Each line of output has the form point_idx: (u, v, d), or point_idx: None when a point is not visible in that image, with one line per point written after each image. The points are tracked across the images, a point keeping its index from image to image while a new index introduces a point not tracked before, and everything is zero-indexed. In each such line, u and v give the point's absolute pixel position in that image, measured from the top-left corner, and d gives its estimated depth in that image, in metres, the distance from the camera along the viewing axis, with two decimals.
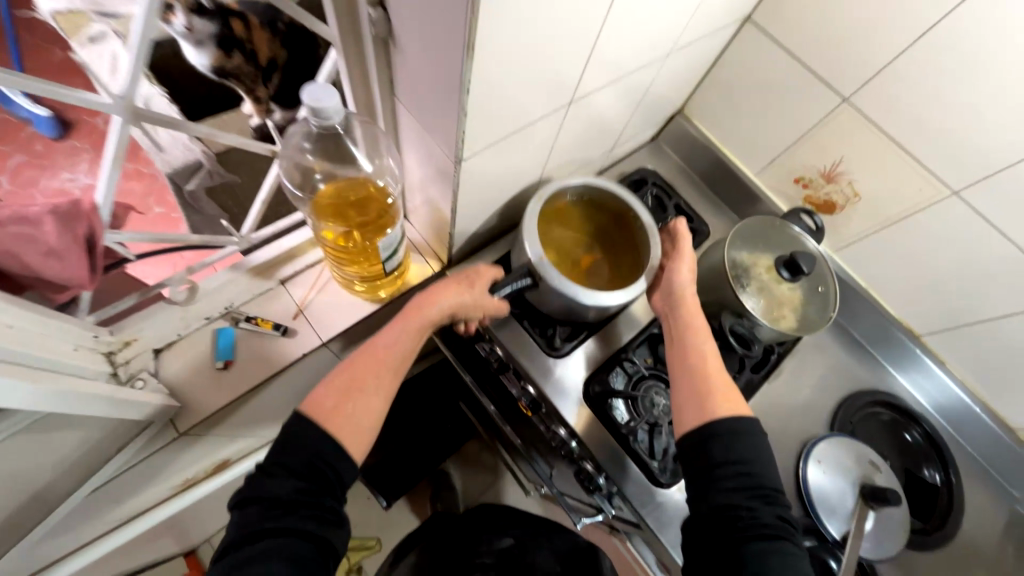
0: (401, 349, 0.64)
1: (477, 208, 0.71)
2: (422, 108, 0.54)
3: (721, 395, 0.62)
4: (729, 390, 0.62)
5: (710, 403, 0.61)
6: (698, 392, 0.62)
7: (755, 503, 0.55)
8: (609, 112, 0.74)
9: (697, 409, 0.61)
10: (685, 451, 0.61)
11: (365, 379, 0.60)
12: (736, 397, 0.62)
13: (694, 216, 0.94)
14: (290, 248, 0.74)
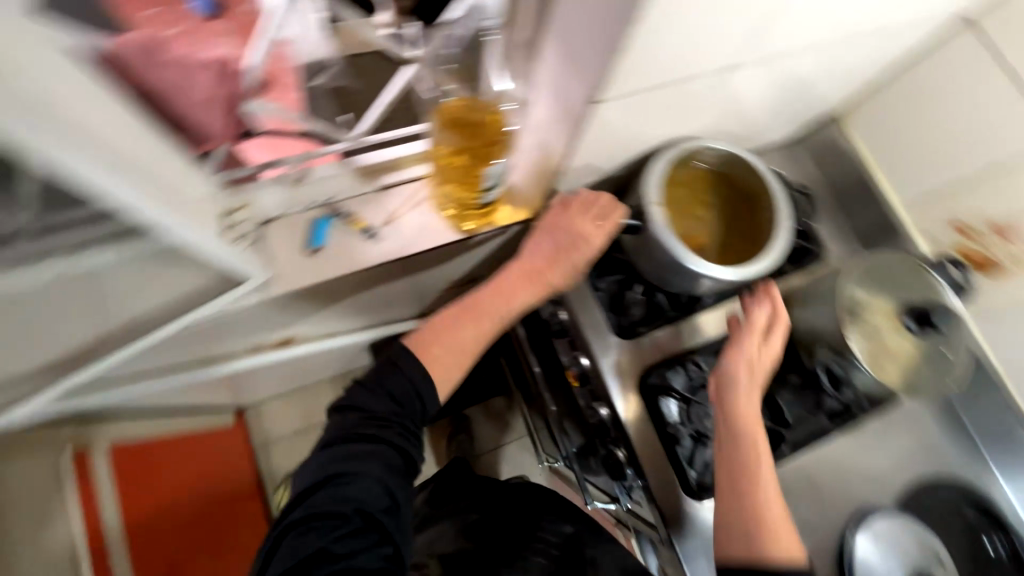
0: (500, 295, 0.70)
1: (589, 162, 0.68)
2: (571, 38, 0.51)
3: (776, 532, 0.60)
4: (782, 522, 0.60)
5: (761, 541, 0.60)
6: (757, 517, 0.60)
7: None
8: (762, 93, 0.67)
9: (743, 537, 0.61)
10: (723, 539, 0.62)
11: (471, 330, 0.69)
12: (787, 529, 0.60)
13: (813, 236, 0.84)
14: (397, 157, 0.76)
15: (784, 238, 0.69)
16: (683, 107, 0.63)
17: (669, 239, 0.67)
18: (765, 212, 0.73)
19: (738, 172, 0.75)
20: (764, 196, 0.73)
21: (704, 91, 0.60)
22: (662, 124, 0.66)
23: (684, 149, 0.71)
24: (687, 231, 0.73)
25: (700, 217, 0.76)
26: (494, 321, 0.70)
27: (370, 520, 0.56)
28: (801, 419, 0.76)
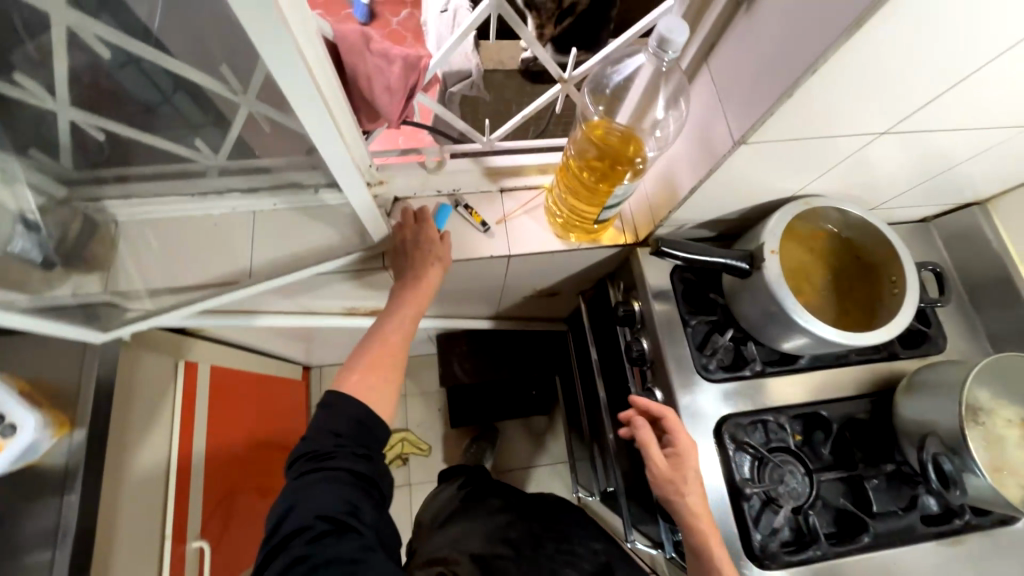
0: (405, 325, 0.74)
1: (709, 201, 0.69)
2: (732, 81, 0.53)
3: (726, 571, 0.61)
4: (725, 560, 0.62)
5: None
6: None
7: None
8: (907, 165, 0.65)
9: None
10: None
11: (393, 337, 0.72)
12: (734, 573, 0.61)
13: (932, 323, 0.79)
14: (522, 164, 0.83)
15: (908, 316, 0.67)
16: (823, 163, 0.63)
17: (779, 288, 0.66)
18: (889, 287, 0.71)
19: (865, 241, 0.74)
20: (890, 270, 0.72)
21: (850, 152, 0.60)
22: (794, 177, 0.66)
23: (814, 205, 0.71)
24: (800, 286, 0.72)
25: (817, 277, 0.73)
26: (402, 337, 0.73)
27: (334, 523, 0.56)
28: (886, 512, 0.70)
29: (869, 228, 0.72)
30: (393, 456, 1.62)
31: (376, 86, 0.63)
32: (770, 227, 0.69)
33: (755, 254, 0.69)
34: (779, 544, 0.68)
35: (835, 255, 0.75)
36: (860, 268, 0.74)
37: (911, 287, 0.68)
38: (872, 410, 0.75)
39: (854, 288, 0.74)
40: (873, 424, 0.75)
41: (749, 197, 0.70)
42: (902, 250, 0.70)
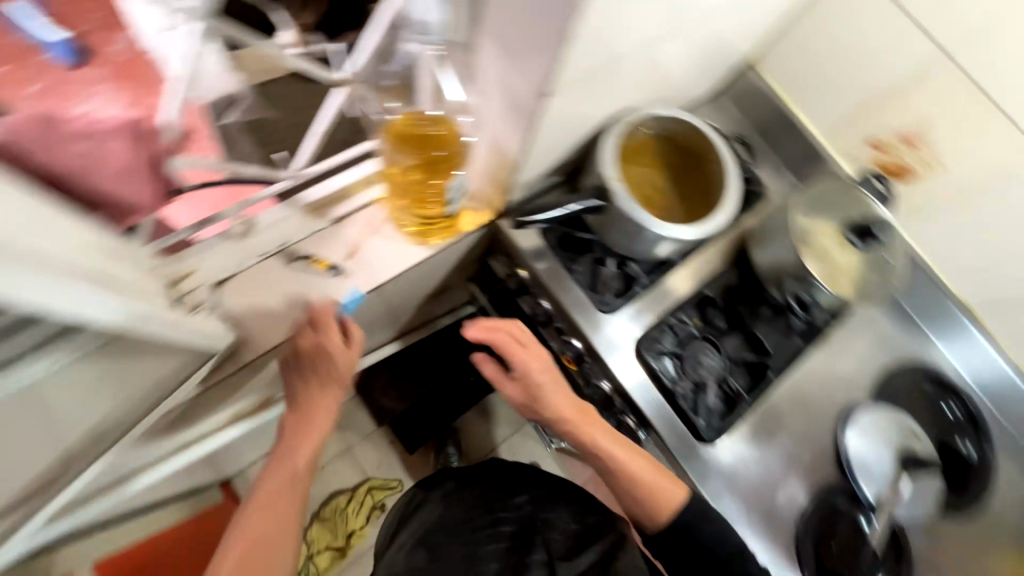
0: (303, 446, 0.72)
1: (543, 152, 0.68)
2: (514, 34, 0.50)
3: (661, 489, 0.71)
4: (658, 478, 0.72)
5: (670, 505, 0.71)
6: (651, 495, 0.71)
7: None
8: (688, 53, 0.70)
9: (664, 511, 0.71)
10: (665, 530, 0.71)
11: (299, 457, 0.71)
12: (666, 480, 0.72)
13: (756, 179, 0.87)
14: (342, 186, 0.73)
15: (734, 187, 0.74)
16: (624, 81, 0.64)
17: (633, 210, 0.70)
18: (713, 165, 0.78)
19: (681, 133, 0.79)
20: (710, 152, 0.78)
21: (641, 63, 0.62)
22: (608, 101, 0.67)
23: (631, 120, 0.74)
24: (647, 199, 0.77)
25: (657, 181, 0.79)
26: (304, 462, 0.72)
27: None
28: (779, 345, 0.82)
29: (680, 121, 0.77)
30: (368, 511, 1.50)
31: (105, 175, 0.47)
32: (603, 156, 0.71)
33: (602, 186, 0.72)
34: (719, 416, 0.77)
35: (664, 156, 0.80)
36: (687, 159, 0.80)
37: (729, 161, 0.76)
38: (739, 270, 0.86)
39: (688, 179, 0.80)
40: (745, 281, 0.86)
41: (576, 133, 0.70)
42: (711, 132, 0.77)
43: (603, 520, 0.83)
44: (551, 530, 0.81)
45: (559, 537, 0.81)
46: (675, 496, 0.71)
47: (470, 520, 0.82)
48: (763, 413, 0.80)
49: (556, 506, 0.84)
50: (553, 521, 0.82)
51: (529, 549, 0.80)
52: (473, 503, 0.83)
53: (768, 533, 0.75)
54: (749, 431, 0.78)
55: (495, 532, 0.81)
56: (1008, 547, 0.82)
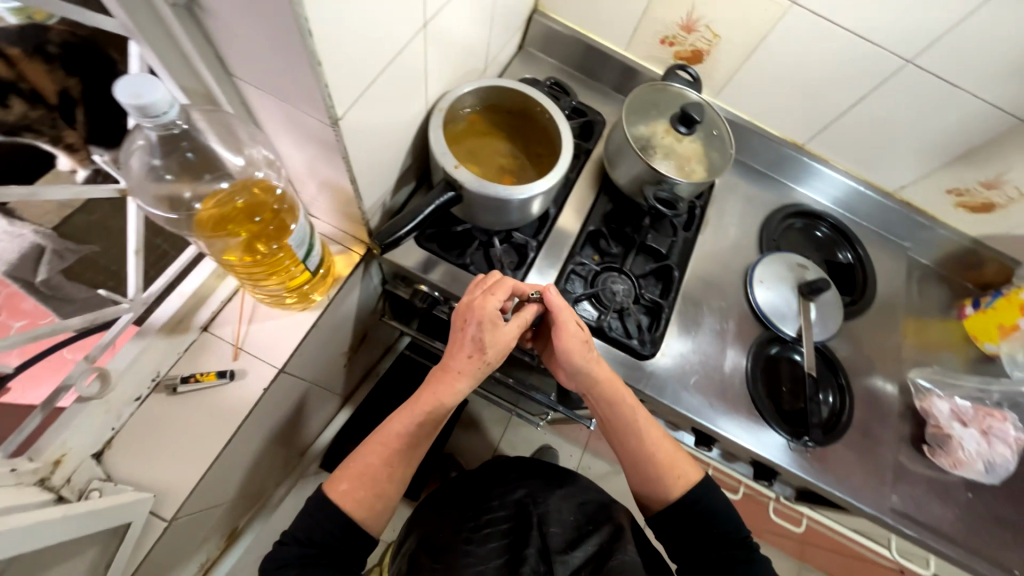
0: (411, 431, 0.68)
1: (377, 169, 0.66)
2: (269, 76, 0.47)
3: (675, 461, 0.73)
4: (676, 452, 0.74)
5: (672, 479, 0.73)
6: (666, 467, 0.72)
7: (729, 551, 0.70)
8: (465, 24, 0.71)
9: (663, 480, 0.73)
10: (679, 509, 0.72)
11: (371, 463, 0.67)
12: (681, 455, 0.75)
13: (587, 110, 0.94)
14: (195, 289, 0.67)
15: (565, 128, 0.77)
16: (417, 75, 0.64)
17: (486, 187, 0.71)
18: (542, 115, 0.80)
19: (502, 98, 0.81)
20: (534, 106, 0.81)
21: (422, 52, 0.61)
22: (412, 99, 0.66)
23: (445, 106, 0.74)
24: (497, 172, 0.79)
25: (500, 152, 0.81)
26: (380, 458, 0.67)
27: None
28: (671, 245, 0.89)
29: (495, 89, 0.79)
30: None
31: None
32: (436, 150, 0.71)
33: (448, 177, 0.72)
34: (648, 330, 0.82)
35: (498, 126, 0.82)
36: (519, 121, 0.83)
37: (553, 108, 0.78)
38: (611, 196, 0.91)
39: (527, 139, 0.82)
40: (619, 202, 0.91)
41: (400, 140, 0.68)
42: (526, 88, 0.79)
43: (602, 517, 0.83)
44: (548, 522, 0.81)
45: (556, 530, 0.80)
46: (691, 475, 0.73)
47: (469, 520, 0.84)
48: (683, 308, 0.86)
49: (552, 499, 0.85)
50: (550, 514, 0.82)
51: (525, 540, 0.78)
52: (471, 504, 0.88)
53: (733, 404, 0.81)
54: (678, 328, 0.84)
55: (493, 519, 0.83)
56: (905, 317, 0.96)
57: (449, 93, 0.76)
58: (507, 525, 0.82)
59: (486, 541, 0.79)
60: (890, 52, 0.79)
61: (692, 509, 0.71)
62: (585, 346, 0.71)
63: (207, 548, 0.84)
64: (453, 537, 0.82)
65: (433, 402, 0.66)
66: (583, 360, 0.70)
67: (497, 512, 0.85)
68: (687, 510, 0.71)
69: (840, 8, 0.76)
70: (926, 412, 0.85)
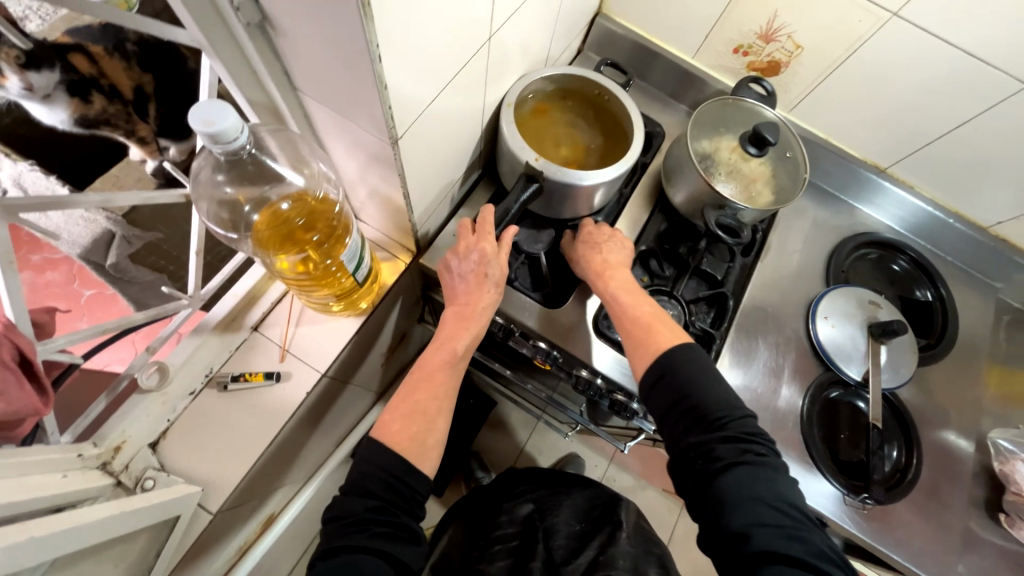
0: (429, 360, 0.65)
1: (428, 181, 0.65)
2: (330, 92, 0.46)
3: (661, 338, 0.63)
4: (662, 326, 0.65)
5: (651, 345, 0.63)
6: (641, 340, 0.64)
7: (717, 438, 0.56)
8: (529, 31, 0.68)
9: (644, 351, 0.63)
10: (654, 386, 0.61)
11: (424, 397, 0.62)
12: (667, 329, 0.64)
13: (646, 120, 0.90)
14: (248, 290, 0.69)
15: (638, 113, 0.74)
16: (477, 87, 0.62)
17: (567, 174, 0.68)
18: (609, 101, 0.77)
19: (566, 85, 0.78)
20: (600, 91, 0.77)
21: (484, 64, 0.60)
22: (470, 110, 0.64)
23: (513, 100, 0.72)
24: (567, 160, 0.76)
25: (569, 139, 0.78)
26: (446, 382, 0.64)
27: None
28: (727, 271, 0.83)
29: (559, 75, 0.76)
30: None
31: None
32: (513, 142, 0.70)
33: (528, 170, 0.69)
34: None
35: (563, 113, 0.79)
36: (583, 108, 0.80)
37: (621, 90, 0.75)
38: (665, 215, 0.86)
39: (593, 126, 0.80)
40: (675, 220, 0.85)
41: (454, 151, 0.67)
42: (592, 74, 0.76)
43: (601, 518, 0.84)
44: (554, 535, 0.81)
45: (561, 543, 0.80)
46: (666, 342, 0.63)
47: (478, 544, 0.82)
48: (736, 338, 0.81)
49: (559, 512, 0.86)
50: (557, 526, 0.83)
51: (531, 553, 0.77)
52: (484, 520, 0.88)
53: (793, 448, 0.76)
54: (730, 359, 0.80)
55: (502, 536, 0.82)
56: (990, 364, 0.87)
57: (517, 82, 0.74)
58: (515, 542, 0.81)
59: (495, 557, 0.78)
60: (1009, 75, 0.69)
61: (669, 383, 0.60)
62: (589, 243, 0.75)
63: (248, 527, 0.90)
64: (466, 557, 0.81)
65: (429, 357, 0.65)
66: (585, 251, 0.74)
67: (506, 529, 0.84)
68: (662, 380, 0.60)
69: (953, 22, 0.67)
70: (1007, 477, 0.77)
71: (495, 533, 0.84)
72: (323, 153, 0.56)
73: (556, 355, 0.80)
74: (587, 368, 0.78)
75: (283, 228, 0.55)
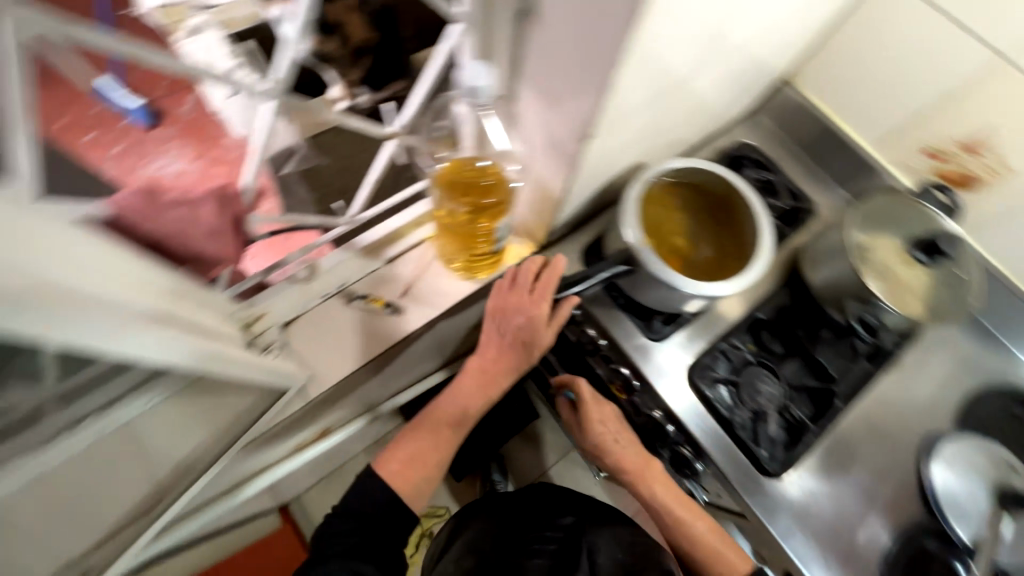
0: (423, 426, 0.83)
1: (586, 183, 0.69)
2: (551, 83, 0.53)
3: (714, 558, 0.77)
4: (725, 543, 0.78)
5: (716, 564, 0.77)
6: (706, 552, 0.78)
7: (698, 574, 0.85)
8: (723, 78, 0.70)
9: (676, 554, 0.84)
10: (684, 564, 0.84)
11: (427, 448, 0.82)
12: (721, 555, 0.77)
13: (800, 194, 0.88)
14: (396, 228, 0.77)
15: (768, 236, 0.71)
16: (660, 115, 0.65)
17: (667, 275, 0.68)
18: (742, 209, 0.76)
19: (707, 179, 0.78)
20: (738, 197, 0.76)
21: (679, 94, 0.63)
22: (646, 133, 0.68)
23: (647, 180, 0.73)
24: (672, 255, 0.76)
25: (685, 232, 0.78)
26: (449, 429, 0.83)
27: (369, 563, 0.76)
28: (844, 370, 0.78)
29: (704, 168, 0.76)
30: None
31: (195, 236, 0.53)
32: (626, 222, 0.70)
33: (628, 251, 0.70)
34: (782, 449, 0.73)
35: (689, 202, 0.79)
36: (711, 207, 0.79)
37: (760, 207, 0.73)
38: (793, 291, 0.83)
39: (715, 228, 0.79)
40: (801, 301, 0.82)
41: (614, 166, 0.71)
42: (737, 179, 0.75)
43: (649, 559, 0.79)
44: (596, 553, 0.80)
45: (604, 564, 0.79)
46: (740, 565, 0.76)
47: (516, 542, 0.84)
48: (830, 445, 0.75)
49: (602, 533, 0.85)
50: (599, 546, 0.82)
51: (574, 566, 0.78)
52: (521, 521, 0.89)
53: None
54: (816, 463, 0.74)
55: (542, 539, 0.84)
56: None
57: (660, 164, 0.74)
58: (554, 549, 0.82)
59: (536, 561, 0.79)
60: None
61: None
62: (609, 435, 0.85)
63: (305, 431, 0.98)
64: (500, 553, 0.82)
65: (430, 424, 0.82)
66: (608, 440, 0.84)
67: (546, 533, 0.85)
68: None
69: None
70: None
71: (537, 533, 0.86)
72: (513, 133, 0.62)
73: (637, 386, 0.79)
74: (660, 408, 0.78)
75: (460, 180, 0.67)
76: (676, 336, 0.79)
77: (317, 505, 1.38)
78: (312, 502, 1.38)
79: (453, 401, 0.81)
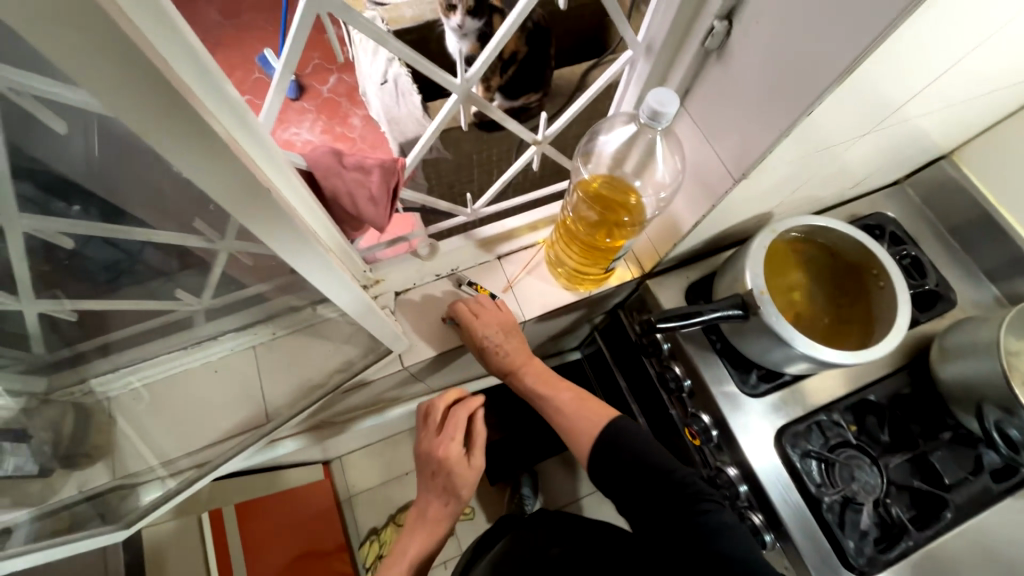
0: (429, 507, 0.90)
1: (715, 223, 0.69)
2: (717, 121, 0.54)
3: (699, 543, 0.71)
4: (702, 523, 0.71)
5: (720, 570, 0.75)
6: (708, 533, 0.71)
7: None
8: (886, 145, 0.67)
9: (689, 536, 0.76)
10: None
11: (415, 545, 0.87)
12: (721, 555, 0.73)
13: (940, 281, 0.81)
14: (513, 228, 0.82)
15: (904, 316, 0.66)
16: (811, 169, 0.64)
17: (784, 329, 0.65)
18: (875, 281, 0.72)
19: (841, 244, 0.75)
20: (875, 270, 0.72)
21: (840, 152, 0.61)
22: (790, 185, 0.66)
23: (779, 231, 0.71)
24: (788, 312, 0.73)
25: (805, 292, 0.75)
26: (435, 529, 0.88)
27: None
28: (960, 481, 0.70)
29: (841, 231, 0.73)
30: None
31: (363, 198, 0.60)
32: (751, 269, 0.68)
33: (746, 296, 0.68)
34: (871, 546, 0.67)
35: (816, 262, 0.76)
36: (839, 272, 0.76)
37: (900, 284, 0.68)
38: (913, 381, 0.76)
39: (839, 295, 0.75)
40: (919, 394, 0.76)
41: (747, 211, 0.70)
42: (878, 249, 0.71)
43: None
44: None
45: None
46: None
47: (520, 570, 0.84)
48: (927, 559, 0.68)
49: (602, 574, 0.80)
50: None
51: None
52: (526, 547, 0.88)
53: None
54: (906, 573, 0.67)
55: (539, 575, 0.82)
56: None
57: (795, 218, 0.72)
58: None
59: None
60: None
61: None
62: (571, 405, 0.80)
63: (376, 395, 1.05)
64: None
65: (423, 526, 0.89)
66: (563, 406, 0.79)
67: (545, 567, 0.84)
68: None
69: None
70: None
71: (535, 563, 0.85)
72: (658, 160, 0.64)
73: (717, 437, 0.76)
74: (735, 470, 0.74)
75: (607, 199, 0.67)
76: (771, 396, 0.75)
77: (358, 468, 1.45)
78: (354, 465, 1.45)
79: (436, 507, 0.89)
